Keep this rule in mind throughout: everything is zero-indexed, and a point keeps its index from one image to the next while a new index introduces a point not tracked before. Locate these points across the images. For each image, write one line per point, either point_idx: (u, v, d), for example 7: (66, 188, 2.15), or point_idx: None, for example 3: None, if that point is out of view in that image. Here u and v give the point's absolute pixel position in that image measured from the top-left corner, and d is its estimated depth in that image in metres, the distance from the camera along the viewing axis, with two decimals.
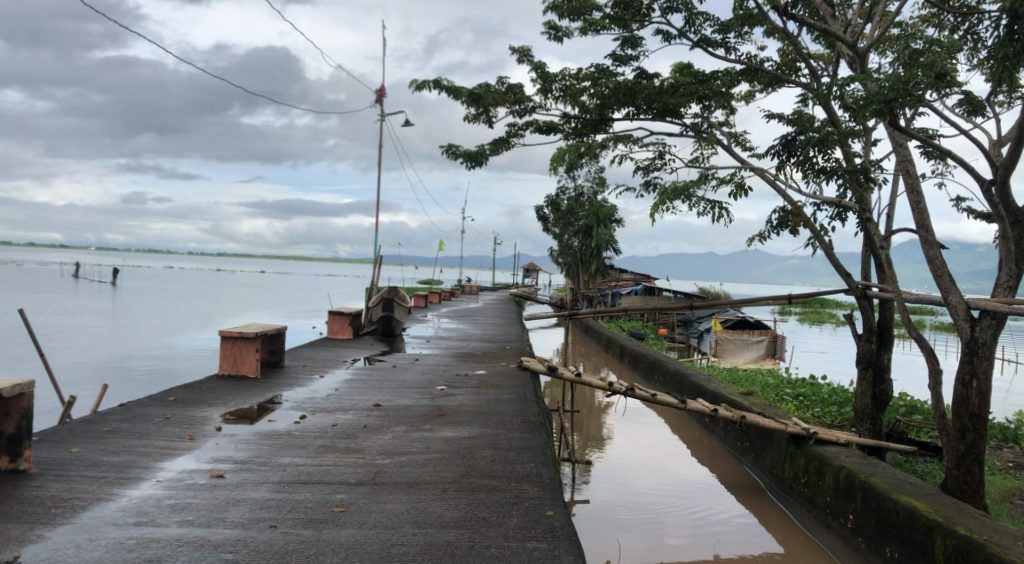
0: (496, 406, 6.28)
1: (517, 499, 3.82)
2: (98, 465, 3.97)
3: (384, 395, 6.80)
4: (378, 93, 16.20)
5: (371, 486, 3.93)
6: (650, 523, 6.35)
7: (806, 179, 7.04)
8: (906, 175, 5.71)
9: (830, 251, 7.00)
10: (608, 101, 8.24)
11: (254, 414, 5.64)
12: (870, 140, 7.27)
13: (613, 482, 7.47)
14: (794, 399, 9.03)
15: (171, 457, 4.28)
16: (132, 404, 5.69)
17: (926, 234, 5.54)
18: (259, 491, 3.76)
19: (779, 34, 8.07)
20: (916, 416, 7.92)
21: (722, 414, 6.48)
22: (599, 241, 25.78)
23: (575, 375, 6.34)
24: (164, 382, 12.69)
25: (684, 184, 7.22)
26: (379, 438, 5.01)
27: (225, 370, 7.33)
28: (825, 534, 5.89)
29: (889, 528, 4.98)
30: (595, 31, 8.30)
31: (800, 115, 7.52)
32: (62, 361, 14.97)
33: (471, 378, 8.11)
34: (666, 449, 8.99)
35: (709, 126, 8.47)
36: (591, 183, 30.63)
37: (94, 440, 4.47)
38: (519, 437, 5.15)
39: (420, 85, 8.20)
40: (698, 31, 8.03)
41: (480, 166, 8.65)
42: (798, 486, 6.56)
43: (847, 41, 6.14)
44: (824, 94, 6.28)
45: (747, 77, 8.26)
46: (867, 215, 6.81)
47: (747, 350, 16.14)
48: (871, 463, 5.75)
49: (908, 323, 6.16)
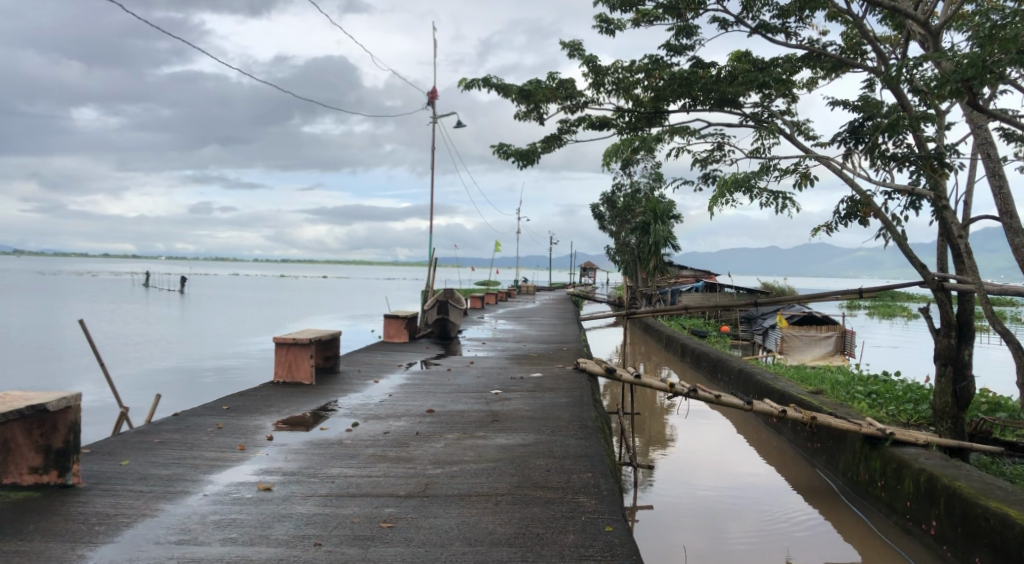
0: (552, 411, 6.09)
1: (574, 512, 3.63)
2: (146, 479, 4.02)
3: (438, 400, 6.70)
4: (431, 95, 16.25)
5: (421, 499, 3.81)
6: (716, 528, 6.04)
7: (875, 167, 6.60)
8: (987, 158, 5.24)
9: (903, 242, 6.53)
10: (662, 94, 7.96)
11: (307, 421, 5.64)
12: (945, 123, 6.75)
13: (676, 485, 7.16)
14: (867, 397, 8.50)
15: (219, 469, 4.30)
16: (187, 413, 5.78)
17: (1011, 220, 5.07)
18: (306, 505, 3.71)
19: (842, 16, 7.63)
20: (1002, 415, 7.32)
21: (791, 414, 6.10)
22: (657, 238, 25.24)
23: (633, 377, 6.08)
24: (227, 388, 12.97)
25: (744, 175, 6.86)
26: (430, 446, 4.90)
27: (280, 376, 7.38)
28: (906, 541, 5.45)
29: (978, 536, 4.55)
30: (648, 22, 8.02)
31: (868, 100, 7.06)
32: (135, 368, 15.55)
33: (526, 381, 7.94)
34: (730, 450, 8.61)
35: (770, 115, 8.07)
36: (648, 178, 30.12)
37: (145, 453, 4.54)
38: (575, 444, 4.96)
39: (469, 85, 8.09)
40: (756, 17, 7.65)
41: (532, 165, 8.49)
42: (875, 490, 6.12)
43: (920, 19, 5.67)
44: (893, 76, 5.86)
45: (809, 63, 7.83)
46: (944, 203, 6.31)
47: (814, 346, 15.47)
48: (954, 465, 5.29)
49: (990, 315, 5.64)
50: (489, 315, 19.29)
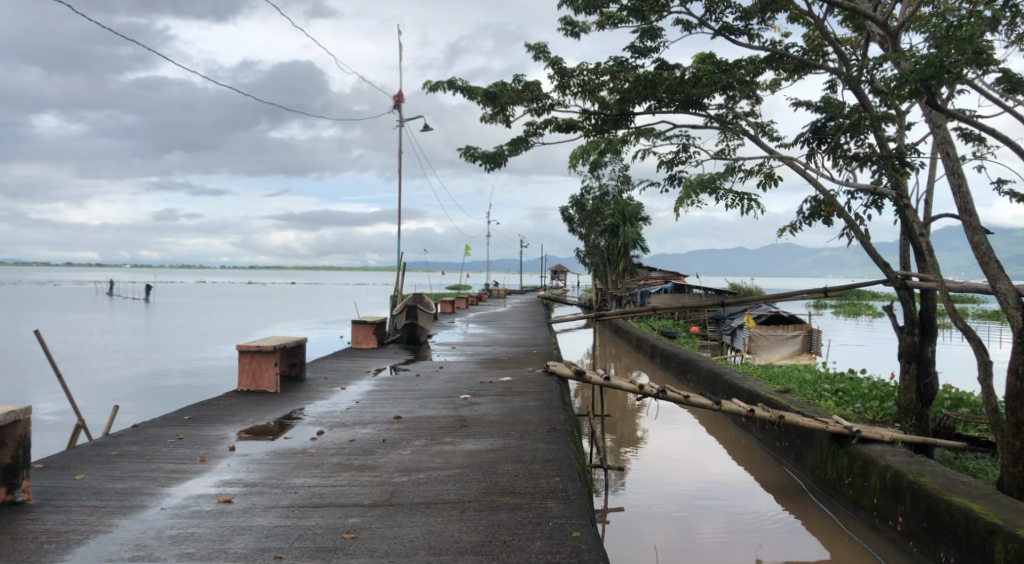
0: (522, 414, 6.04)
1: (542, 518, 3.57)
2: (101, 494, 3.88)
3: (406, 406, 6.60)
4: (397, 98, 16.13)
5: (385, 508, 3.72)
6: (686, 526, 6.05)
7: (838, 167, 6.69)
8: (946, 157, 5.31)
9: (866, 241, 6.63)
10: (628, 96, 7.97)
11: (272, 430, 5.51)
12: (905, 123, 6.87)
13: (647, 485, 7.15)
14: (833, 395, 8.60)
15: (178, 482, 4.16)
16: (146, 424, 5.60)
17: (970, 218, 5.15)
18: (266, 518, 3.60)
19: (803, 19, 7.73)
20: (964, 410, 7.45)
21: (759, 414, 6.12)
22: (626, 240, 25.40)
23: (603, 379, 6.03)
24: (190, 398, 12.63)
25: (710, 176, 6.90)
26: (397, 454, 4.80)
27: (244, 385, 7.20)
28: (873, 538, 5.50)
29: (943, 532, 4.60)
30: (612, 24, 8.03)
31: (829, 101, 7.16)
32: (98, 378, 15.14)
33: (495, 385, 7.88)
34: (700, 450, 8.65)
35: (734, 116, 8.14)
36: (616, 181, 30.34)
37: (101, 466, 4.38)
38: (545, 448, 4.90)
39: (434, 87, 8.01)
40: (719, 19, 7.71)
41: (499, 168, 8.44)
42: (843, 487, 6.17)
43: (879, 20, 5.75)
44: (854, 77, 5.93)
45: (772, 65, 7.92)
46: (905, 202, 6.40)
47: (781, 345, 15.66)
48: (919, 461, 5.36)
49: (952, 312, 5.71)
50: (469, 315, 20.97)
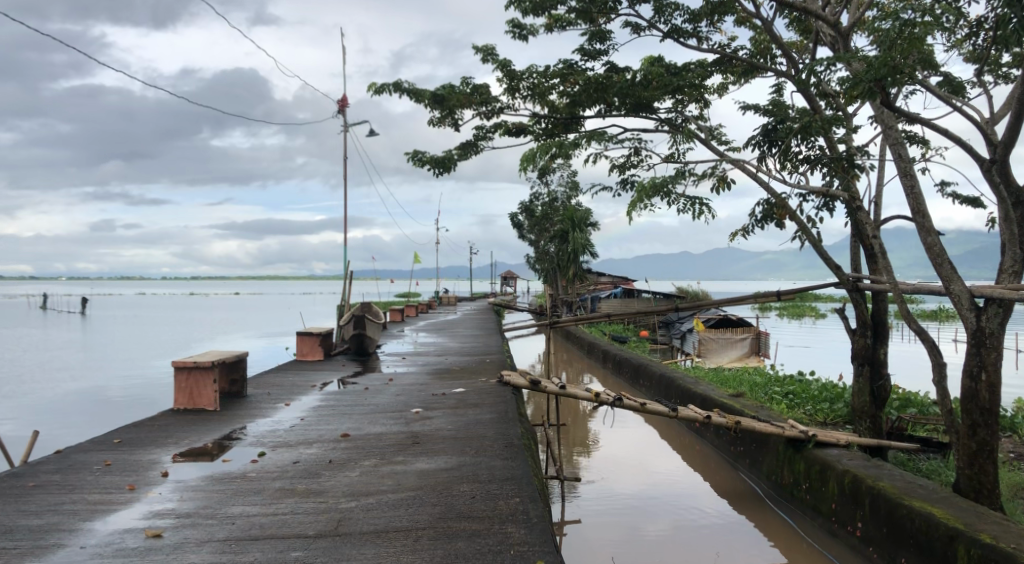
0: (476, 429, 5.78)
1: (502, 546, 3.32)
2: (12, 533, 3.45)
3: (354, 423, 6.24)
4: (341, 102, 15.68)
5: (333, 538, 3.42)
6: (646, 533, 5.90)
7: (789, 170, 6.67)
8: (899, 159, 5.30)
9: (818, 243, 6.63)
10: (579, 99, 7.83)
11: (211, 452, 5.10)
12: (852, 125, 6.90)
13: (605, 492, 6.98)
14: (784, 398, 8.63)
15: (102, 515, 3.75)
16: (70, 449, 5.11)
17: (923, 219, 5.15)
18: (199, 554, 3.25)
19: (751, 22, 7.75)
20: (913, 411, 7.54)
21: (715, 420, 6.00)
22: (575, 246, 25.42)
23: (558, 388, 5.79)
24: (123, 416, 11.85)
25: (661, 180, 6.80)
26: (345, 476, 4.47)
27: (180, 404, 6.72)
28: (831, 544, 5.43)
29: (902, 537, 4.55)
30: (560, 27, 7.89)
31: (778, 104, 7.17)
32: (21, 397, 14.10)
33: (449, 397, 7.58)
34: (655, 455, 8.56)
35: (685, 120, 8.09)
36: (565, 187, 30.46)
37: (15, 500, 3.93)
38: (502, 465, 4.65)
39: (378, 89, 7.71)
40: (668, 21, 7.65)
41: (449, 172, 8.18)
42: (799, 492, 6.13)
43: (829, 20, 5.73)
44: (804, 79, 5.89)
45: (721, 68, 7.90)
46: (856, 204, 6.42)
47: (731, 349, 15.85)
48: (876, 465, 5.34)
49: (905, 314, 5.70)
50: (451, 314, 25.68)
